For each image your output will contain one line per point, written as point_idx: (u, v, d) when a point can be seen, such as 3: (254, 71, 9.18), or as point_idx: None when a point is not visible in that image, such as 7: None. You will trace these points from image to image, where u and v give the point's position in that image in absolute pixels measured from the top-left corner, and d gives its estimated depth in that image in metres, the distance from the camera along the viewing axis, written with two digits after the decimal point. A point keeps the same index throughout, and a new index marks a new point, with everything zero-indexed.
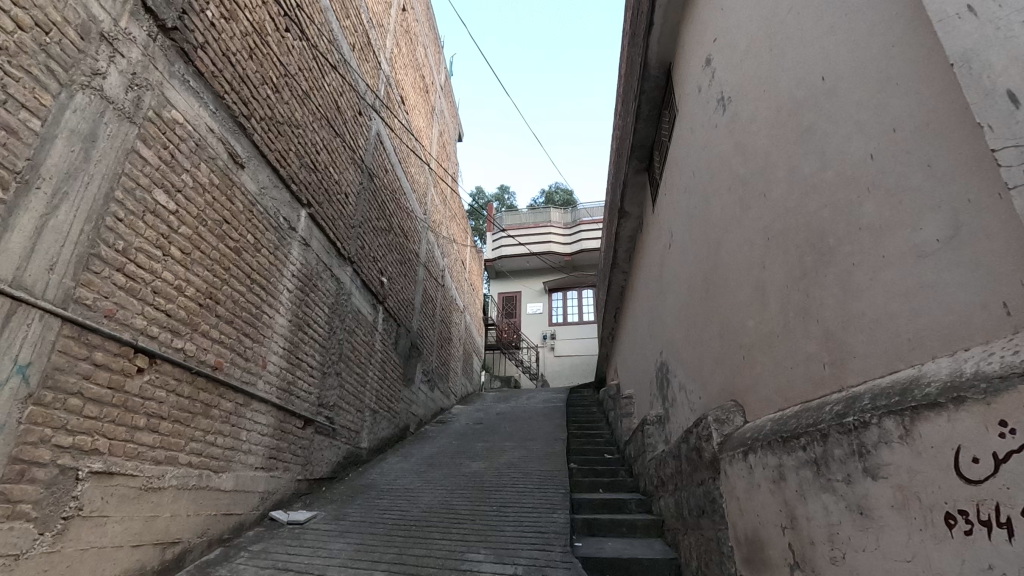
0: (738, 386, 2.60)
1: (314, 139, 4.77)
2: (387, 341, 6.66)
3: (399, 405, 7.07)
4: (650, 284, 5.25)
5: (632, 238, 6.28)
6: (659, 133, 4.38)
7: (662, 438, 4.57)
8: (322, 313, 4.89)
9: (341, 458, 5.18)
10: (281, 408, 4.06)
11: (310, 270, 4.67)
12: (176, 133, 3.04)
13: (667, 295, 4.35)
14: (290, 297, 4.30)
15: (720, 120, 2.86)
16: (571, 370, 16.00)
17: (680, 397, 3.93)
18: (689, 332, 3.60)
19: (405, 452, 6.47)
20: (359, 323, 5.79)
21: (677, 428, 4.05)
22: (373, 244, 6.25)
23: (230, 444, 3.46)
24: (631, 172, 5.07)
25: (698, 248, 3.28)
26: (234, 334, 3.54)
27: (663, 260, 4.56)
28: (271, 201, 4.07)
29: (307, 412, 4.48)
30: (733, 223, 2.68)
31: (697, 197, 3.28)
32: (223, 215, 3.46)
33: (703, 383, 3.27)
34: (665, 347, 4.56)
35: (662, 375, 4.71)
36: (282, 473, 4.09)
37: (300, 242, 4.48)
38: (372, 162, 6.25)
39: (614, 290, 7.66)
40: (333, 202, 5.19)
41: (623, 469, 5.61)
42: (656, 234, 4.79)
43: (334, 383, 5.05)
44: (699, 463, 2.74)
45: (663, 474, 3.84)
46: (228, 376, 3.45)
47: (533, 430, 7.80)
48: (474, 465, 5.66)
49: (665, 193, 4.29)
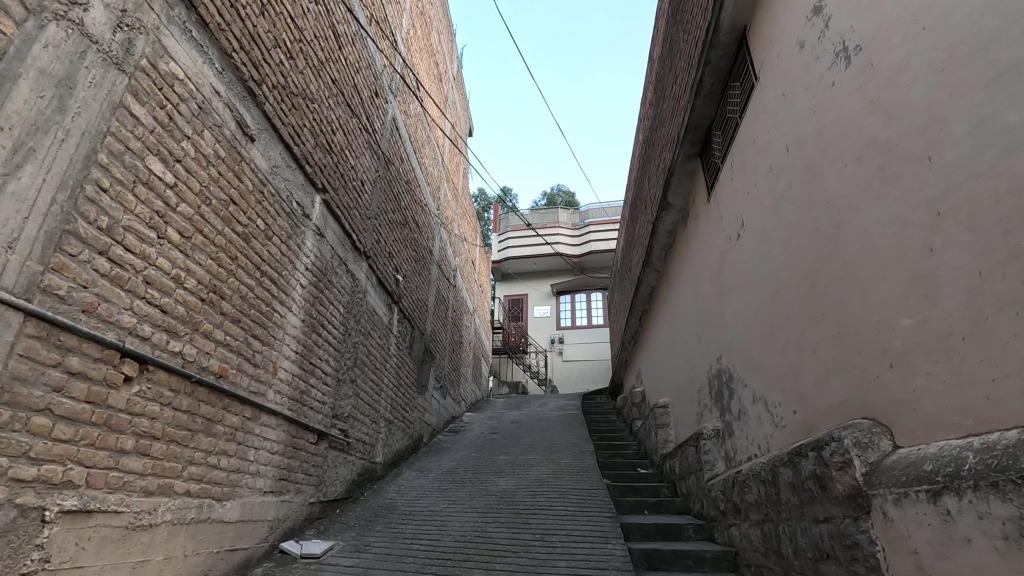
0: (876, 402, 2.08)
1: (329, 116, 4.25)
2: (401, 345, 6.12)
3: (413, 414, 6.55)
4: (699, 282, 4.72)
5: (670, 234, 5.76)
6: (724, 110, 3.87)
7: (722, 455, 4.05)
8: (337, 313, 4.36)
9: (356, 475, 4.63)
10: (293, 421, 3.52)
11: (324, 264, 4.13)
12: (175, 91, 2.50)
13: (732, 293, 3.84)
14: (304, 294, 3.76)
15: (840, 76, 2.34)
16: (581, 376, 15.46)
17: (757, 412, 3.40)
18: (775, 335, 3.07)
19: (421, 466, 5.93)
20: (375, 324, 5.27)
21: (748, 446, 3.52)
22: (388, 237, 5.73)
23: (237, 466, 2.92)
24: (681, 157, 4.56)
25: (796, 235, 2.76)
26: (241, 336, 3.00)
27: (723, 253, 4.03)
28: (284, 183, 3.54)
29: (321, 425, 3.93)
30: (866, 198, 2.16)
31: (794, 174, 2.76)
32: (230, 195, 2.93)
33: (801, 396, 2.75)
34: (726, 352, 4.04)
35: (720, 384, 4.18)
36: (293, 497, 3.54)
37: (314, 232, 3.95)
38: (388, 149, 5.74)
39: (643, 291, 7.14)
40: (349, 189, 4.66)
41: (664, 486, 5.09)
42: (712, 226, 4.29)
43: (349, 393, 4.52)
44: (821, 496, 2.22)
45: (736, 500, 3.32)
46: (234, 385, 2.91)
47: (555, 441, 7.26)
48: (501, 483, 5.13)
49: (731, 178, 3.77)
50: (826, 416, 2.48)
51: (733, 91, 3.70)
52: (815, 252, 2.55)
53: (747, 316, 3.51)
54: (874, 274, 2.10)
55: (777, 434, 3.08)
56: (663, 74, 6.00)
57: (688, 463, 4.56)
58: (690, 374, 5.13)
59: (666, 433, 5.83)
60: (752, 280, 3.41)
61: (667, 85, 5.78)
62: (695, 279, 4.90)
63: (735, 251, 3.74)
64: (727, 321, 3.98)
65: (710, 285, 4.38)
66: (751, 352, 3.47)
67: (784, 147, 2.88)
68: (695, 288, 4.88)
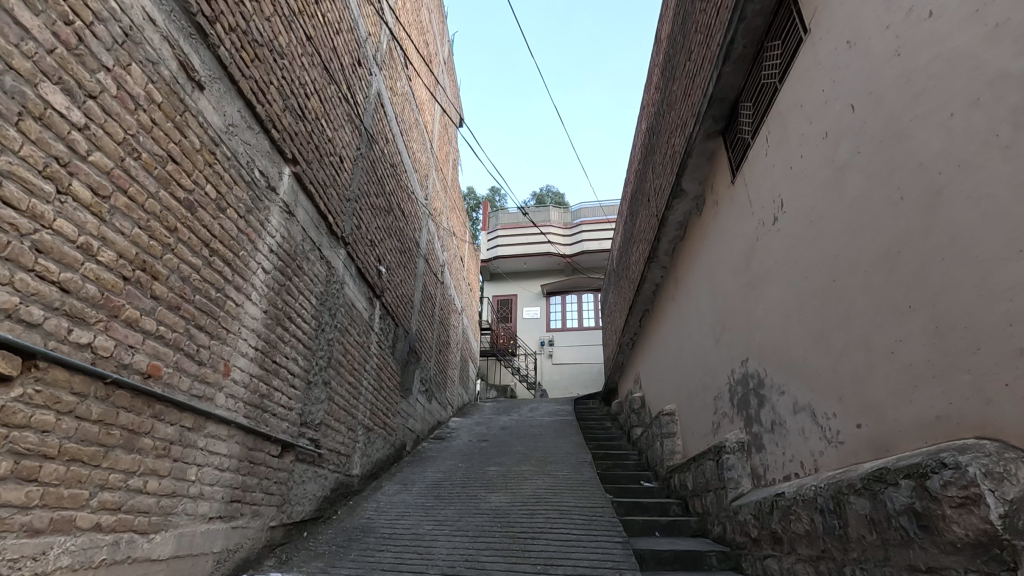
0: (1006, 420, 1.57)
1: (303, 77, 3.69)
2: (383, 344, 5.55)
3: (395, 420, 5.97)
4: (719, 276, 4.23)
5: (681, 226, 5.28)
6: (758, 77, 3.38)
7: (748, 471, 3.56)
8: (308, 304, 3.79)
9: (329, 491, 4.05)
10: (249, 431, 2.94)
11: (293, 246, 3.56)
12: (90, 5, 1.93)
13: (764, 285, 3.35)
14: (267, 280, 3.20)
15: (941, 3, 1.85)
16: (571, 380, 14.95)
17: (799, 424, 2.90)
18: (828, 332, 2.58)
19: (403, 478, 5.36)
20: (354, 320, 4.70)
21: (787, 464, 3.03)
22: (370, 224, 5.16)
23: (171, 489, 2.34)
24: (701, 135, 4.07)
25: (867, 210, 2.26)
26: (182, 327, 2.42)
27: (753, 242, 3.53)
28: (242, 145, 2.96)
29: (285, 435, 3.36)
30: (987, 153, 1.66)
31: (866, 136, 2.27)
32: (169, 150, 2.35)
33: (872, 408, 2.25)
34: (754, 354, 3.55)
35: (746, 391, 3.69)
36: (250, 522, 2.97)
37: (281, 209, 3.38)
38: (372, 126, 5.18)
39: (645, 289, 6.65)
40: (326, 164, 4.10)
41: (675, 503, 4.60)
42: (736, 211, 3.81)
43: (322, 397, 3.95)
44: (924, 538, 1.73)
45: (777, 529, 2.81)
46: (169, 389, 2.33)
47: (549, 450, 6.73)
48: (493, 499, 4.59)
49: (765, 154, 3.29)
50: (914, 433, 1.98)
51: (770, 52, 3.20)
52: (901, 228, 2.05)
53: (786, 311, 3.02)
54: (1001, 252, 1.60)
55: (830, 453, 2.58)
56: (675, 52, 5.52)
57: (705, 479, 4.06)
58: (704, 379, 4.62)
59: (673, 444, 5.33)
60: (795, 270, 2.92)
61: (680, 63, 5.30)
62: (712, 273, 4.41)
63: (771, 237, 3.25)
64: (756, 318, 3.49)
65: (734, 279, 3.89)
66: (791, 354, 2.98)
67: (850, 106, 2.38)
68: (713, 282, 4.40)
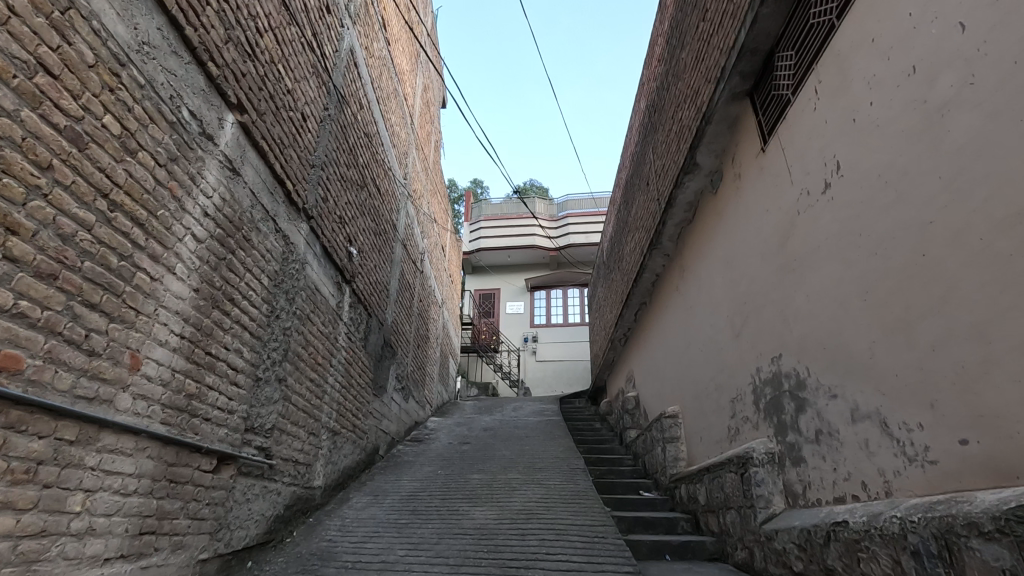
0: None
1: (253, 6, 3.02)
2: (353, 335, 4.89)
3: (367, 421, 5.31)
4: (741, 261, 3.68)
5: (690, 207, 4.72)
6: (803, 18, 2.83)
7: (782, 488, 3.02)
8: (258, 284, 3.13)
9: (282, 509, 3.41)
10: (170, 441, 2.30)
11: (238, 212, 2.89)
12: None
13: (807, 267, 2.81)
14: (201, 251, 2.54)
15: None
16: (555, 377, 14.39)
17: (862, 435, 2.36)
18: (914, 320, 2.03)
19: (374, 488, 4.71)
20: (319, 307, 4.04)
21: (841, 484, 2.48)
22: (339, 198, 4.51)
23: (38, 528, 1.69)
24: (725, 96, 3.51)
25: (987, 158, 1.71)
26: (60, 302, 1.77)
27: (791, 217, 2.98)
28: (164, 74, 2.29)
29: (222, 445, 2.71)
30: None
31: (987, 58, 1.71)
32: (40, 57, 1.68)
33: (990, 421, 1.70)
34: (791, 349, 3.00)
35: (777, 393, 3.15)
36: (170, 557, 2.32)
37: (220, 164, 2.72)
38: (343, 86, 4.50)
39: (644, 280, 6.10)
40: (285, 120, 3.44)
41: (684, 519, 4.05)
42: (768, 182, 3.27)
43: (274, 397, 3.30)
44: None
45: (836, 567, 2.26)
46: (36, 389, 1.67)
47: (537, 455, 6.14)
48: (476, 515, 3.99)
49: (815, 109, 2.74)
50: None
51: None
52: None
53: (844, 295, 2.48)
54: None
55: (912, 474, 2.04)
56: (685, 14, 4.95)
57: (723, 494, 3.51)
58: (719, 379, 4.08)
59: (677, 449, 4.78)
60: (858, 246, 2.38)
61: (691, 26, 4.73)
62: (732, 259, 3.87)
63: (819, 208, 2.70)
64: (795, 307, 2.94)
65: (763, 262, 3.34)
66: (851, 349, 2.44)
67: (960, 24, 1.82)
68: (733, 268, 3.85)
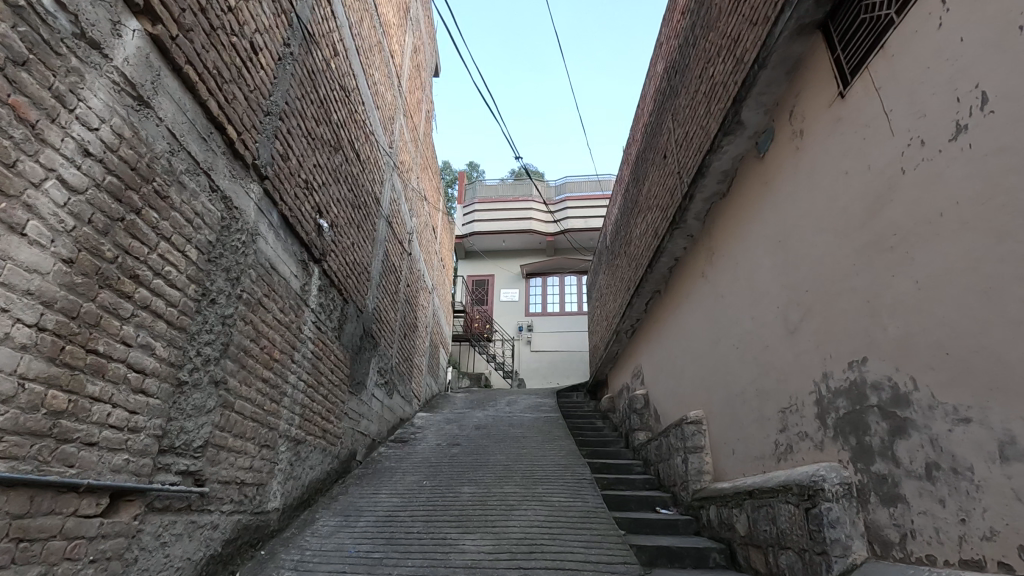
0: None
1: None
2: (323, 324, 4.13)
3: (341, 423, 4.58)
4: (803, 239, 2.95)
5: (724, 177, 3.99)
6: None
7: (864, 531, 2.33)
8: (182, 257, 2.36)
9: (219, 547, 2.66)
10: (14, 483, 1.55)
11: (146, 156, 2.12)
12: None
13: (917, 243, 2.09)
14: (76, 206, 1.77)
15: None
16: (551, 369, 13.70)
17: (1019, 481, 1.65)
18: None
19: (346, 505, 3.99)
20: (275, 291, 3.28)
21: (976, 544, 1.78)
22: (306, 159, 3.74)
23: None
24: (790, 28, 2.76)
25: None
26: None
27: (891, 178, 2.24)
28: None
29: (118, 477, 1.97)
30: None
31: None
32: None
33: None
34: (883, 353, 2.28)
35: (859, 408, 2.43)
36: None
37: (114, 86, 1.94)
38: (311, 23, 3.72)
39: (660, 265, 5.38)
40: (225, 44, 2.65)
41: (718, 552, 3.33)
42: (851, 136, 2.52)
43: (208, 406, 2.55)
44: None
45: None
46: None
47: (536, 461, 5.45)
48: (467, 546, 3.28)
49: (940, 25, 1.99)
50: None
51: None
52: None
53: (988, 282, 1.75)
54: None
55: None
56: None
57: (777, 530, 2.81)
58: (764, 384, 3.36)
59: (700, 462, 4.09)
60: (1020, 210, 1.65)
61: None
62: (788, 237, 3.12)
63: (942, 163, 1.97)
64: (893, 298, 2.22)
65: (839, 241, 2.61)
66: (999, 357, 1.72)
67: None
68: (787, 249, 3.12)
